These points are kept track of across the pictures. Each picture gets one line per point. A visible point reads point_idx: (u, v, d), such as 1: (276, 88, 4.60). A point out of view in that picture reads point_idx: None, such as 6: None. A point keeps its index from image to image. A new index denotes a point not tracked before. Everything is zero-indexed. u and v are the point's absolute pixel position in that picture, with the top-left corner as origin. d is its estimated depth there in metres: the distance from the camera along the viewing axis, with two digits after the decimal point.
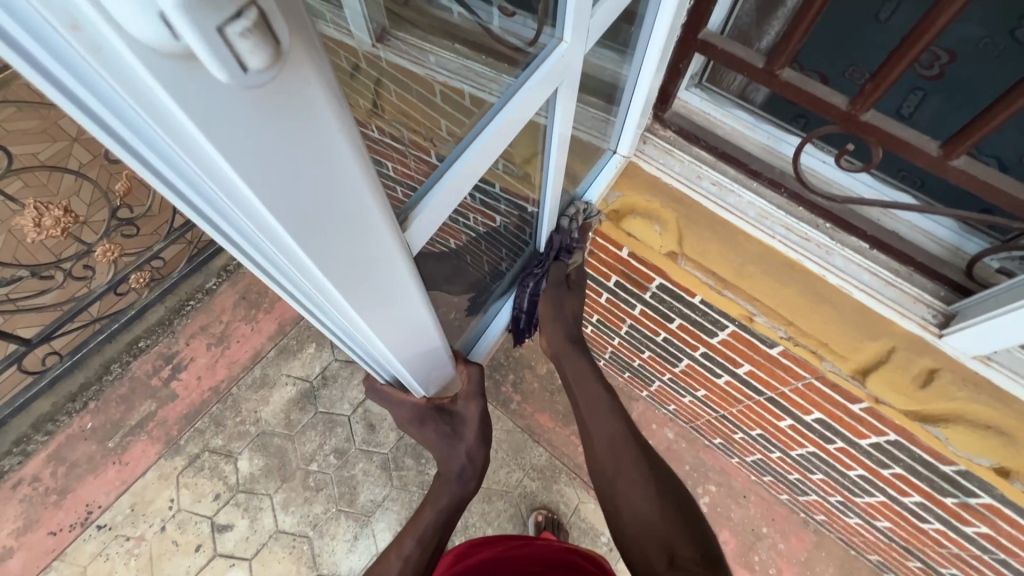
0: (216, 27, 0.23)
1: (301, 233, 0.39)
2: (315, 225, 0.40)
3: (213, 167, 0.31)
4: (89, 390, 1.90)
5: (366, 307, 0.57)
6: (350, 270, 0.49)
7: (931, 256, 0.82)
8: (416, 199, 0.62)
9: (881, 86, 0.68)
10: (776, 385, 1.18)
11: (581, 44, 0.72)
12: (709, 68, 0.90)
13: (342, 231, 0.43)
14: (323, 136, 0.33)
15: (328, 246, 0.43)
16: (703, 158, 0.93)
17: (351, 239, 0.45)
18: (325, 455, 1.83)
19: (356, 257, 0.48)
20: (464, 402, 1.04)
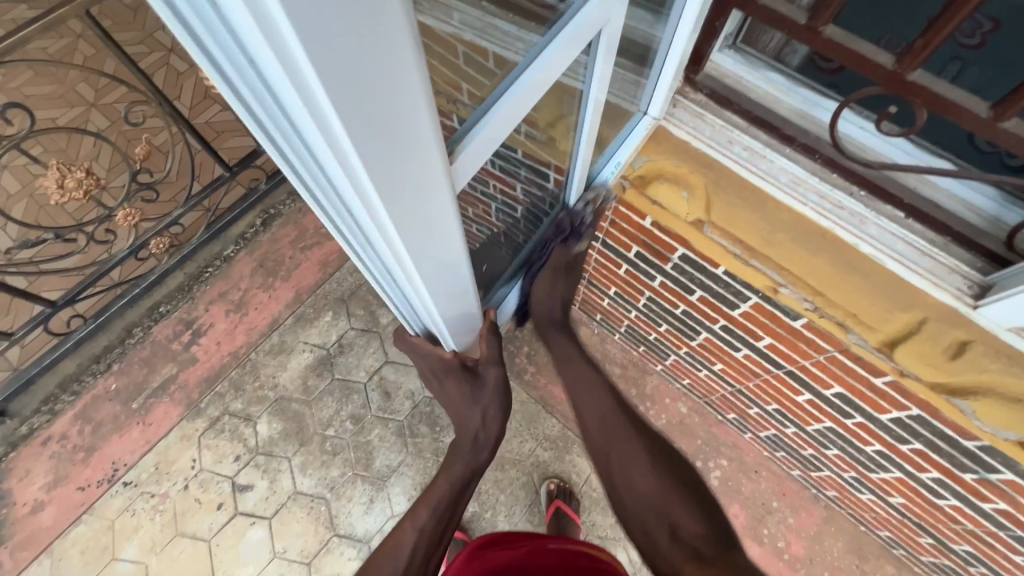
0: None
1: (360, 142, 0.40)
2: (374, 134, 0.40)
3: (290, 63, 0.32)
4: (112, 352, 1.94)
5: (411, 242, 0.58)
6: (400, 195, 0.49)
7: (969, 226, 0.80)
8: (456, 140, 0.62)
9: (930, 44, 0.65)
10: (796, 358, 1.17)
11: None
12: (745, 28, 0.87)
13: (396, 148, 0.44)
14: (390, 35, 0.34)
15: (383, 164, 0.44)
16: (735, 122, 0.90)
17: (405, 162, 0.46)
18: (342, 421, 1.86)
19: (407, 179, 0.48)
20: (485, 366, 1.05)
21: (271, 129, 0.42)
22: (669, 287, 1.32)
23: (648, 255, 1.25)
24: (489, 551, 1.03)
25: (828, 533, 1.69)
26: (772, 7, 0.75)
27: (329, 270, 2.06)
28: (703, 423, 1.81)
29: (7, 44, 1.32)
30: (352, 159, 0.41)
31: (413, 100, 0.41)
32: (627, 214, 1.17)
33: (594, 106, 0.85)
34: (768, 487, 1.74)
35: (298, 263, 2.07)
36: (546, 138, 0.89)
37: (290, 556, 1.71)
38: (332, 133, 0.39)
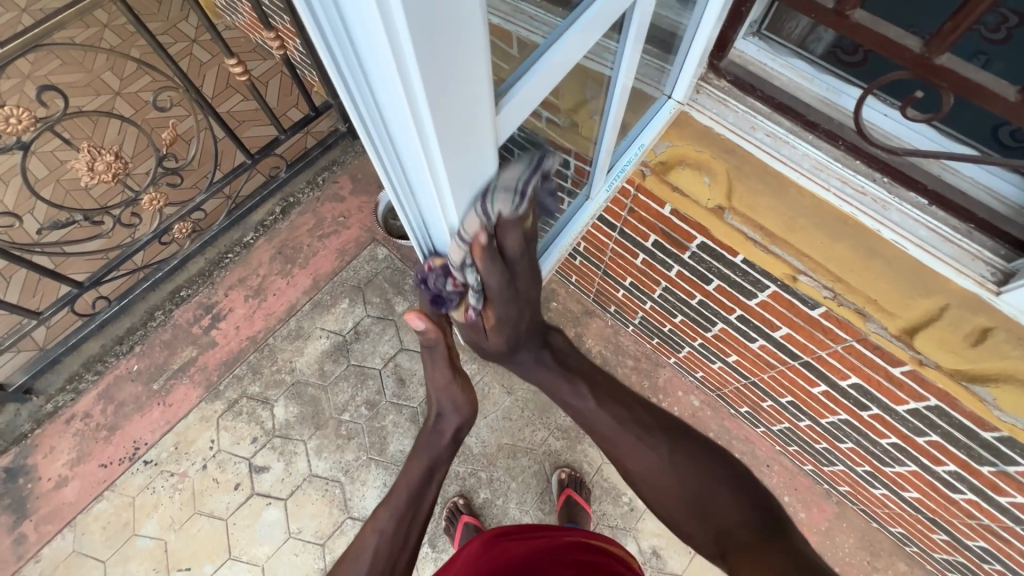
0: None
1: (424, 59, 0.44)
2: (434, 52, 0.45)
3: None
4: (135, 334, 1.99)
5: (455, 176, 0.62)
6: (450, 122, 0.54)
7: (993, 214, 0.79)
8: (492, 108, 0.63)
9: (960, 27, 0.65)
10: (813, 349, 1.18)
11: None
12: (770, 14, 0.88)
13: (452, 69, 0.48)
14: None
15: (440, 84, 0.48)
16: (759, 108, 0.91)
17: (456, 85, 0.51)
18: (356, 406, 1.89)
19: (457, 106, 0.53)
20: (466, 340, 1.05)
21: (336, 55, 0.46)
22: (685, 276, 1.33)
23: (666, 244, 1.26)
24: (507, 542, 1.05)
25: (839, 529, 1.69)
26: None
27: (347, 258, 2.09)
28: (716, 416, 1.82)
29: (44, 28, 1.36)
30: (414, 80, 0.46)
31: (465, 21, 0.46)
32: (645, 202, 1.18)
33: (621, 95, 0.85)
34: (780, 481, 1.74)
35: (316, 251, 2.10)
36: (571, 122, 0.90)
37: (305, 537, 1.75)
38: (400, 53, 0.43)
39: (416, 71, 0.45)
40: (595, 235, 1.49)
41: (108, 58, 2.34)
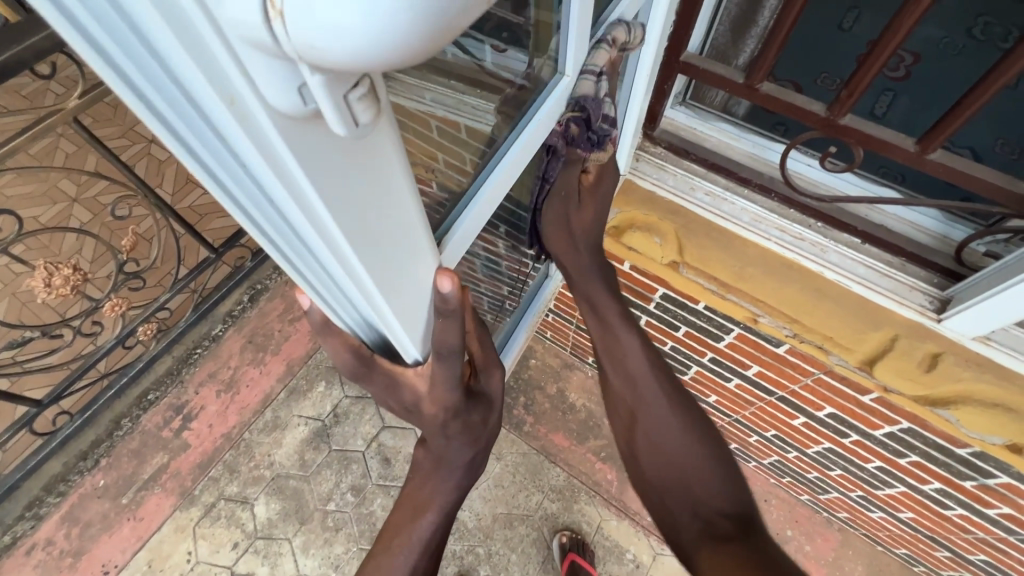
0: (342, 93, 0.28)
1: (353, 233, 0.39)
2: (366, 221, 0.39)
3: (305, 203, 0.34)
4: (100, 447, 1.89)
5: (413, 328, 0.55)
6: (408, 299, 0.51)
7: (921, 246, 0.86)
8: (444, 230, 0.69)
9: (854, 92, 0.74)
10: (786, 383, 1.21)
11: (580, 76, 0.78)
12: (691, 87, 0.96)
13: (387, 233, 0.43)
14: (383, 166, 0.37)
15: (389, 270, 0.46)
16: (695, 170, 0.98)
17: (405, 269, 0.48)
18: (342, 494, 1.82)
19: (401, 261, 0.47)
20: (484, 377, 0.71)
21: (273, 239, 0.40)
22: (654, 325, 1.36)
23: (631, 297, 1.30)
24: None
25: (846, 557, 1.66)
26: (711, 69, 0.85)
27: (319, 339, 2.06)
28: None
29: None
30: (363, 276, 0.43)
31: (406, 216, 0.44)
32: None
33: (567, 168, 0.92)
34: (780, 515, 1.72)
35: (288, 336, 2.07)
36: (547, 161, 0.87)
37: None
38: (327, 229, 0.37)
39: (349, 245, 0.39)
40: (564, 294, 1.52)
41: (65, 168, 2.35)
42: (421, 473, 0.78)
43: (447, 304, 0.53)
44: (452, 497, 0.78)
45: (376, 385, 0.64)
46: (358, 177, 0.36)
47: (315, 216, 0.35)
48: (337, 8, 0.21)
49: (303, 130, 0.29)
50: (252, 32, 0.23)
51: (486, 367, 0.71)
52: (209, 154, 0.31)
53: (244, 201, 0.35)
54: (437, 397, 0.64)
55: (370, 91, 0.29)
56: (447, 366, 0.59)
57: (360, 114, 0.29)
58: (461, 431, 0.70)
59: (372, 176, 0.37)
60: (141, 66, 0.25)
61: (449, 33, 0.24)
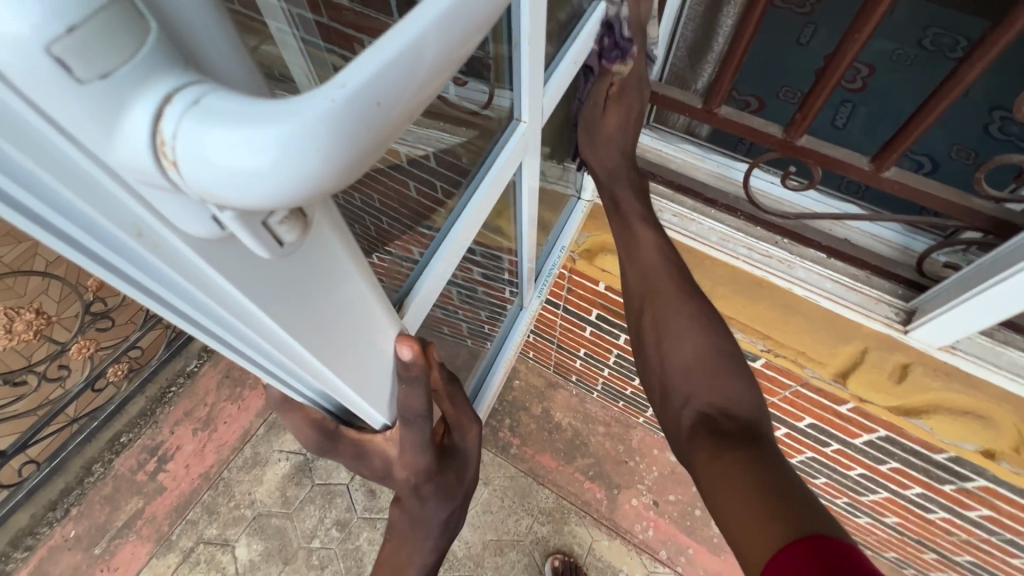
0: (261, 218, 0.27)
1: (296, 324, 0.37)
2: (307, 309, 0.38)
3: (237, 305, 0.33)
4: (70, 495, 1.81)
5: (375, 397, 0.54)
6: (364, 370, 0.49)
7: (884, 258, 0.87)
8: (405, 292, 0.69)
9: (809, 114, 0.76)
10: (765, 396, 1.21)
11: (539, 120, 0.78)
12: (653, 111, 0.98)
13: (335, 316, 0.41)
14: (326, 254, 0.36)
15: (339, 349, 0.44)
16: (662, 192, 0.98)
17: (362, 340, 0.47)
18: (326, 530, 1.77)
19: (354, 339, 0.45)
20: (459, 431, 0.69)
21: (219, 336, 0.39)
22: None
23: (609, 316, 1.30)
24: None
25: None
26: (671, 95, 0.86)
27: None
28: None
29: None
30: (311, 358, 0.42)
31: (355, 295, 0.42)
32: (581, 282, 1.22)
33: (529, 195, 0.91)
34: None
35: None
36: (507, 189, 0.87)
37: None
38: (264, 323, 0.36)
39: (293, 337, 0.38)
40: (543, 314, 1.52)
41: None
42: (397, 533, 0.74)
43: (410, 371, 0.53)
44: (432, 555, 0.75)
45: (343, 457, 0.62)
46: (297, 274, 0.34)
47: (252, 318, 0.34)
48: (233, 157, 0.20)
49: (224, 246, 0.28)
50: (145, 175, 0.21)
51: (459, 424, 0.68)
52: (135, 272, 0.29)
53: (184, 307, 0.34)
54: (408, 460, 0.62)
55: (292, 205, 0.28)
56: (414, 430, 0.58)
57: (283, 228, 0.28)
58: (434, 490, 0.68)
59: (309, 270, 0.35)
60: (43, 199, 0.23)
61: (361, 166, 0.23)
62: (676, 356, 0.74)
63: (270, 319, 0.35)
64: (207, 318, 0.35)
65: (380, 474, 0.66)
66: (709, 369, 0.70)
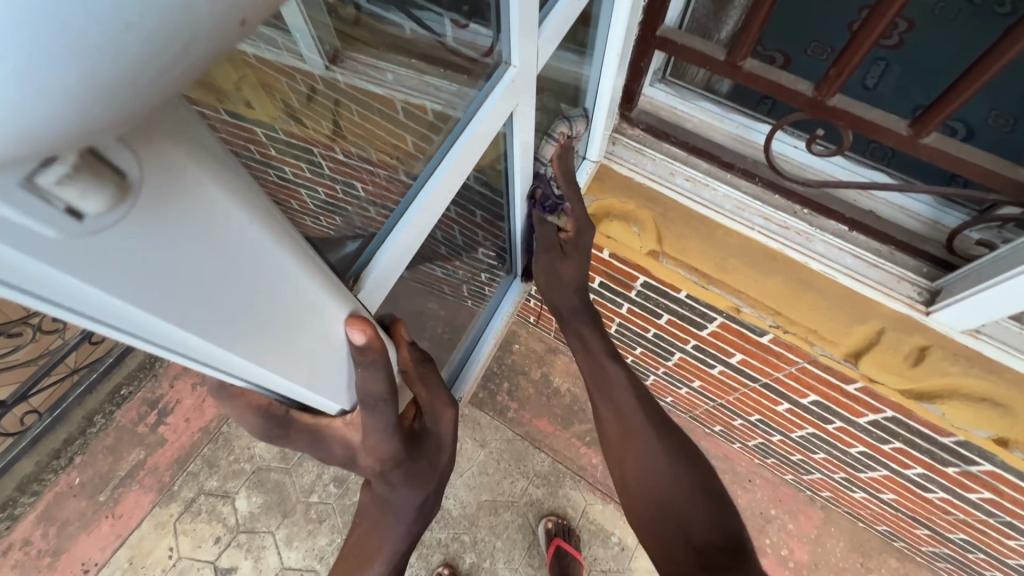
0: (28, 180, 0.19)
1: (176, 309, 0.31)
2: (189, 288, 0.31)
3: (78, 295, 0.26)
4: (73, 444, 1.84)
5: (321, 376, 0.49)
6: (294, 349, 0.44)
7: (911, 234, 0.81)
8: (360, 266, 0.59)
9: (844, 71, 0.67)
10: (769, 371, 1.17)
11: (530, 67, 0.68)
12: (671, 63, 0.89)
13: (238, 293, 0.35)
14: (205, 225, 0.29)
15: (251, 328, 0.38)
16: (675, 153, 0.91)
17: (287, 317, 0.41)
18: (324, 485, 1.80)
19: (273, 318, 0.39)
20: (433, 417, 0.67)
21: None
22: (636, 312, 1.32)
23: (612, 284, 1.25)
24: None
25: (828, 534, 1.68)
26: (690, 45, 0.77)
27: None
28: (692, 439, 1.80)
29: None
30: (213, 342, 0.36)
31: (263, 268, 0.35)
32: None
33: (524, 155, 0.81)
34: (764, 494, 1.73)
35: None
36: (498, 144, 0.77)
37: None
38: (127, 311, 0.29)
39: (175, 323, 0.32)
40: None
41: None
42: (370, 514, 0.72)
43: (365, 355, 0.49)
44: (404, 539, 0.73)
45: (314, 426, 0.59)
46: (159, 252, 0.27)
47: (106, 311, 0.28)
48: None
49: (16, 229, 0.21)
50: None
51: (433, 408, 0.66)
52: None
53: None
54: (375, 446, 0.59)
55: (88, 161, 0.21)
56: (377, 414, 0.55)
57: (76, 193, 0.21)
58: (405, 478, 0.65)
59: (180, 245, 0.28)
60: None
61: (124, 83, 0.17)
62: (660, 486, 0.87)
63: (130, 307, 0.28)
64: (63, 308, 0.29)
65: (344, 460, 0.63)
66: (677, 494, 0.86)
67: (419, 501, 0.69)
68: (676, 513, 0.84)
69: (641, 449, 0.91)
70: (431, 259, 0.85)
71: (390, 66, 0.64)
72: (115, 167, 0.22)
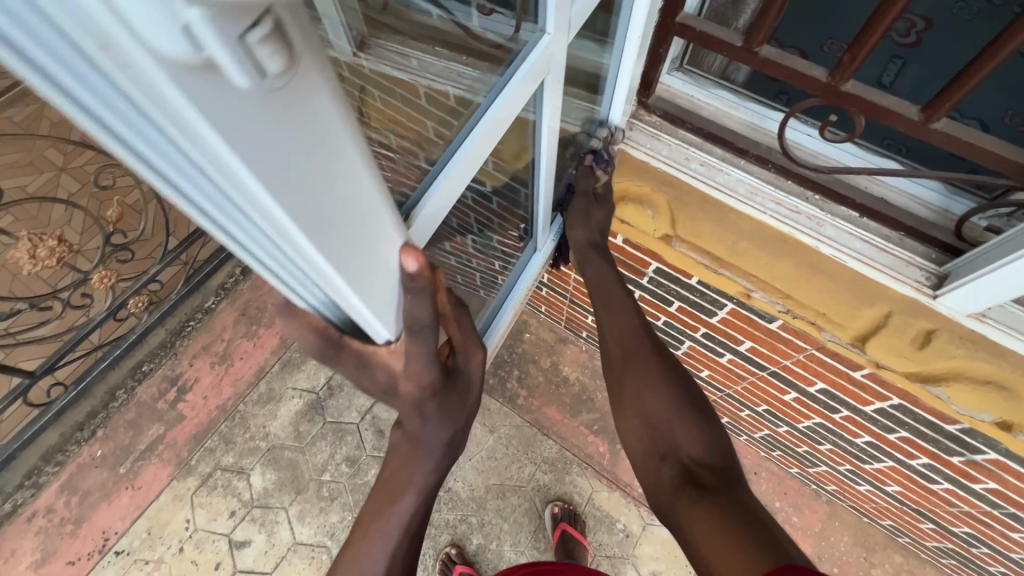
0: (239, 36, 0.23)
1: (295, 206, 0.35)
2: (307, 190, 0.35)
3: (227, 170, 0.30)
4: (96, 418, 1.91)
5: (378, 303, 0.53)
6: (366, 272, 0.48)
7: (920, 220, 0.83)
8: (410, 206, 0.62)
9: (859, 56, 0.69)
10: (778, 359, 1.20)
11: (564, 33, 0.71)
12: (689, 51, 0.91)
13: (338, 205, 0.39)
14: (329, 133, 0.33)
15: (341, 243, 0.42)
16: (690, 139, 0.94)
17: (365, 238, 0.45)
18: (337, 465, 1.84)
19: (356, 237, 0.43)
20: (464, 356, 0.70)
21: (216, 218, 0.37)
22: (648, 300, 1.35)
23: (625, 271, 1.28)
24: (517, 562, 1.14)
25: (833, 528, 1.69)
26: (709, 31, 0.80)
27: None
28: None
29: None
30: (309, 249, 0.40)
31: (359, 186, 0.40)
32: None
33: (548, 136, 0.85)
34: (769, 487, 1.74)
35: None
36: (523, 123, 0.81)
37: None
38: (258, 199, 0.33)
39: (290, 220, 0.36)
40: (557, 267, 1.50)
41: (49, 136, 2.33)
42: (399, 452, 0.77)
43: (415, 282, 0.53)
44: (432, 478, 0.78)
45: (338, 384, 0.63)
46: (296, 145, 0.32)
47: (245, 190, 0.32)
48: None
49: (210, 88, 0.25)
50: None
51: (465, 346, 0.70)
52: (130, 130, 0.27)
53: (175, 178, 0.32)
54: (415, 374, 0.63)
55: (276, 33, 0.25)
56: (421, 340, 0.58)
57: (268, 59, 0.25)
58: (436, 412, 0.69)
59: (311, 144, 0.32)
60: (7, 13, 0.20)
61: None
62: (651, 417, 0.88)
63: (262, 193, 0.32)
64: (200, 189, 0.33)
65: (385, 388, 0.68)
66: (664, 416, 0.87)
67: (447, 437, 0.73)
68: (666, 438, 0.85)
69: (640, 377, 0.91)
70: (452, 236, 0.88)
71: (416, 54, 0.67)
72: (292, 52, 0.26)
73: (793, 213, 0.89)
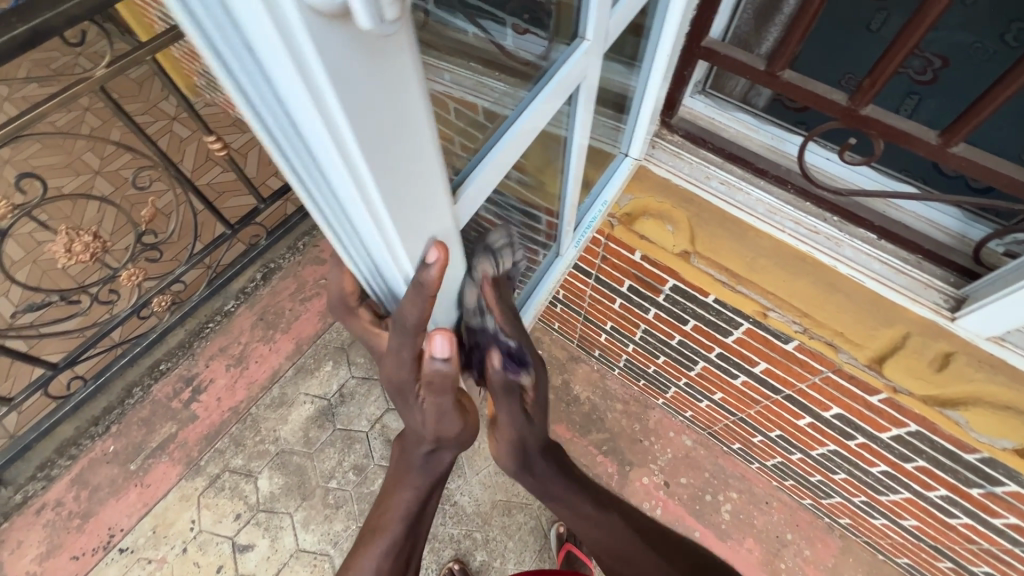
0: None
1: (372, 156, 0.38)
2: (383, 142, 0.38)
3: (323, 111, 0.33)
4: (111, 413, 1.94)
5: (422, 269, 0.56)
6: (416, 236, 0.51)
7: (938, 244, 0.85)
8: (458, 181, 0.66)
9: (878, 81, 0.73)
10: (793, 382, 1.20)
11: (601, 44, 0.75)
12: (712, 75, 0.95)
13: (404, 163, 0.42)
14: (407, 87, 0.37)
15: (401, 203, 0.46)
16: (711, 159, 0.97)
17: (420, 201, 0.48)
18: (344, 472, 1.84)
19: (413, 199, 0.47)
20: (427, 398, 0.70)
21: (293, 160, 0.40)
22: (663, 318, 1.36)
23: (640, 288, 1.30)
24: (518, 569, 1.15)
25: (846, 564, 1.65)
26: (733, 55, 0.84)
27: (329, 319, 2.09)
28: (710, 455, 1.80)
29: (23, 121, 1.33)
30: (375, 204, 0.43)
31: (422, 147, 0.43)
32: (616, 249, 1.22)
33: (579, 154, 0.87)
34: (780, 518, 1.71)
35: (298, 315, 2.10)
36: (555, 138, 0.84)
37: None
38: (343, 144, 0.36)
39: (366, 168, 0.39)
40: (573, 283, 1.53)
41: (88, 140, 2.43)
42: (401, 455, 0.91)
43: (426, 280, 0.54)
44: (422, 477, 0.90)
45: None
46: (381, 96, 0.35)
47: (334, 133, 0.35)
48: None
49: (329, 28, 0.29)
50: None
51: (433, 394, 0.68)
52: (237, 60, 0.31)
53: (267, 112, 0.35)
54: (394, 369, 0.67)
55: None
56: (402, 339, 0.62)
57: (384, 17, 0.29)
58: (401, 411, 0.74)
59: (392, 96, 0.36)
60: None
61: None
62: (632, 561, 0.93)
63: (349, 137, 0.36)
64: (287, 128, 0.37)
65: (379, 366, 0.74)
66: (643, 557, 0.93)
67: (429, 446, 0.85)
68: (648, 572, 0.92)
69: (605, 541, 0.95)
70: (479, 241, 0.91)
71: (450, 67, 0.61)
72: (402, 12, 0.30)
73: (810, 233, 0.91)
